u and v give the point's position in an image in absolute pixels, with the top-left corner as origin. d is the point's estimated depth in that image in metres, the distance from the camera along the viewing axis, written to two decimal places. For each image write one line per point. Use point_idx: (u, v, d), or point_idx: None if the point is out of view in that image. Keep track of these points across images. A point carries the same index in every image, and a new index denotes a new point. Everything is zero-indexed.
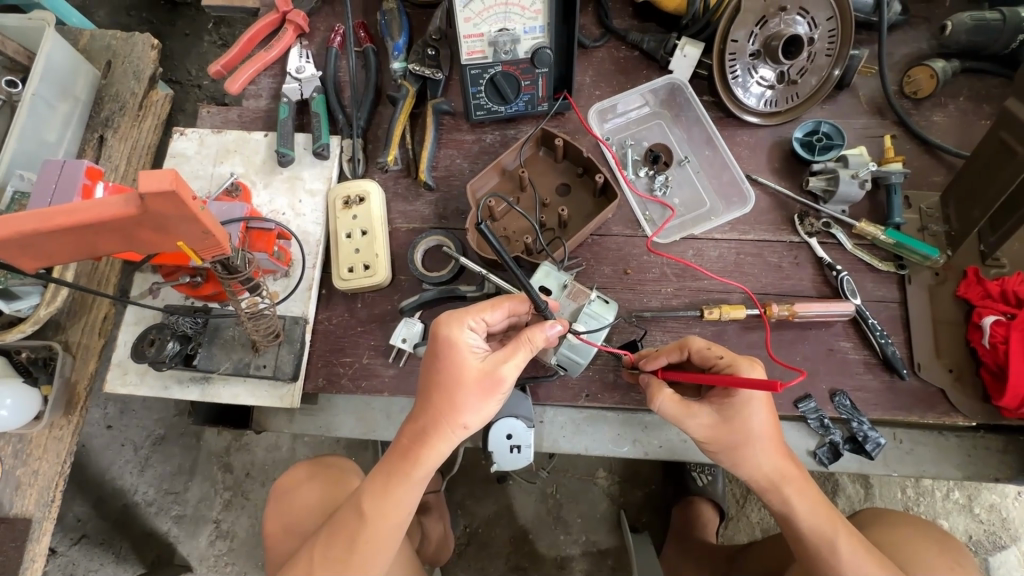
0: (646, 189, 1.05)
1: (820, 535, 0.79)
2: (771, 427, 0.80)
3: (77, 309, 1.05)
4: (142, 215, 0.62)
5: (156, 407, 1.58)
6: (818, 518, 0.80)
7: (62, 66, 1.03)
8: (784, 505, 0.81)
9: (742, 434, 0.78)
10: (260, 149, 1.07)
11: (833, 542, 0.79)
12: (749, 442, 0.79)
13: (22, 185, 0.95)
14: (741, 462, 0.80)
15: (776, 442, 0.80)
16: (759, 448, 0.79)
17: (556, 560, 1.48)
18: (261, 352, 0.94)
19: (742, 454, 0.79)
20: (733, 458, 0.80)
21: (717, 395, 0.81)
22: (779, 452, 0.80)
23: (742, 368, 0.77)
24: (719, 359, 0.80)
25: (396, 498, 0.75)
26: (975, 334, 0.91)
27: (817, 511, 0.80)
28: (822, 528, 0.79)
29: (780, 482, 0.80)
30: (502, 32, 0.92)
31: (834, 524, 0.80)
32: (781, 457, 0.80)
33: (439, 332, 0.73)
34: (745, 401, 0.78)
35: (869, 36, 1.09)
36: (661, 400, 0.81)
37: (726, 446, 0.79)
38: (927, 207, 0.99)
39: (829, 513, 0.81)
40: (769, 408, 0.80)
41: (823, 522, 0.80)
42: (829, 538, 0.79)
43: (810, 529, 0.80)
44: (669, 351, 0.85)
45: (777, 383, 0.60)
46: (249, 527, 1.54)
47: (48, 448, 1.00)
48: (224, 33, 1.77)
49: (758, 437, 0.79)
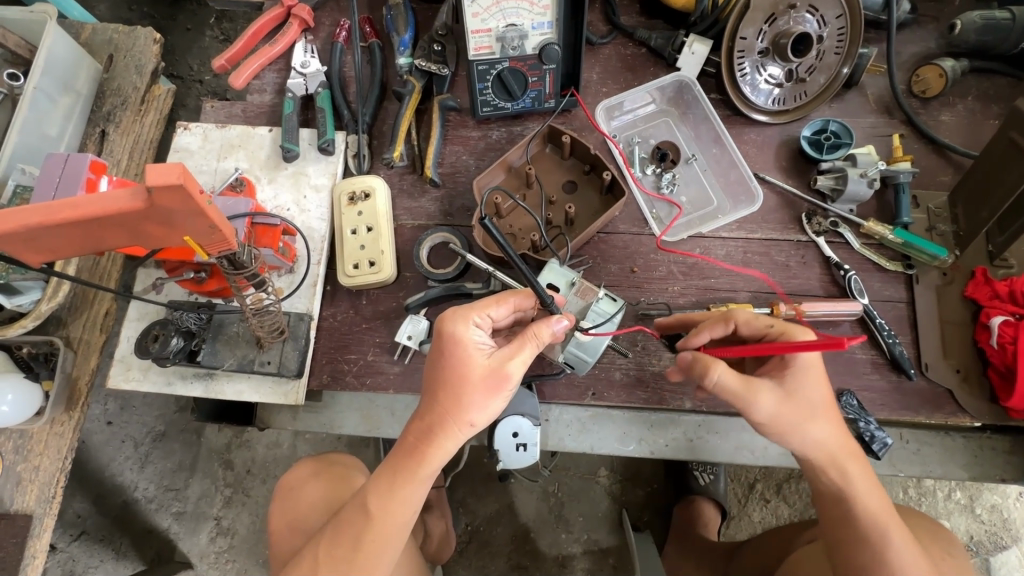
0: (652, 187, 1.04)
1: (875, 520, 0.78)
2: (829, 399, 0.80)
3: (78, 304, 1.04)
4: (148, 209, 0.61)
5: (157, 403, 1.57)
6: (875, 502, 0.79)
7: (63, 59, 1.02)
8: (842, 483, 0.80)
9: (806, 407, 0.78)
10: (264, 145, 1.06)
11: (886, 528, 0.78)
12: (812, 415, 0.78)
13: (24, 179, 0.95)
14: (804, 439, 0.79)
15: (835, 415, 0.80)
16: (821, 422, 0.78)
17: (557, 559, 1.48)
18: (265, 348, 0.93)
19: (806, 430, 0.78)
20: (795, 436, 0.79)
21: (773, 369, 0.81)
22: (841, 429, 0.80)
23: (796, 334, 0.77)
24: (769, 327, 0.79)
25: (402, 497, 0.75)
26: (983, 334, 0.90)
27: (876, 495, 0.80)
28: (878, 513, 0.79)
29: (844, 458, 0.80)
30: (510, 27, 0.92)
31: (888, 511, 0.79)
32: (844, 435, 0.80)
33: (444, 329, 0.72)
34: (804, 369, 0.79)
35: (877, 35, 1.08)
36: (718, 372, 0.77)
37: (791, 422, 0.78)
38: (935, 207, 0.99)
39: (883, 500, 0.80)
40: (824, 379, 0.80)
41: (879, 508, 0.79)
42: (884, 524, 0.78)
43: (865, 512, 0.79)
44: (713, 325, 0.83)
45: (841, 337, 0.56)
46: (249, 524, 1.53)
47: (48, 444, 1.00)
48: (225, 28, 1.76)
49: (820, 409, 0.78)
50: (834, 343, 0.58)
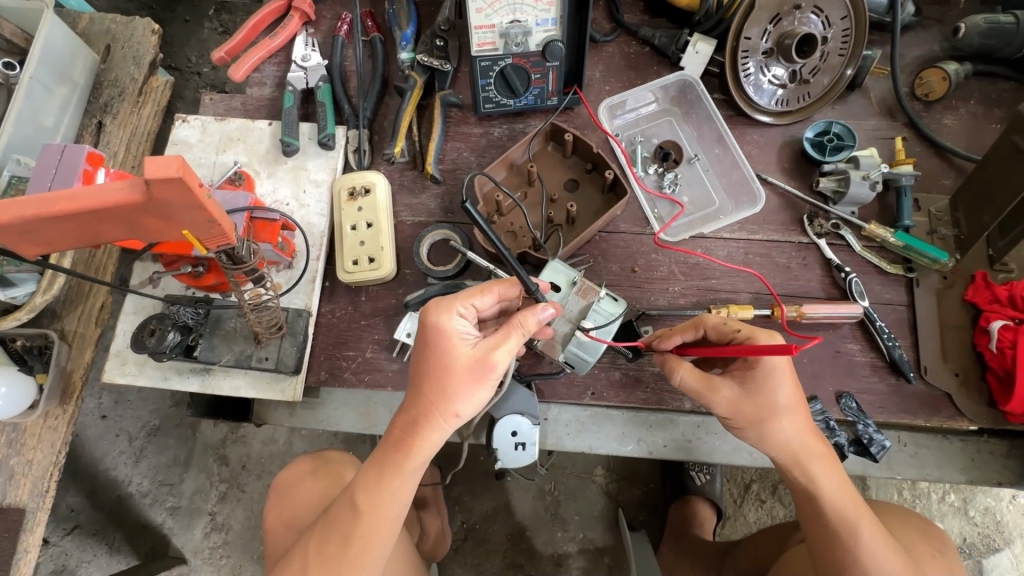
0: (655, 187, 1.03)
1: (842, 518, 0.78)
2: (797, 399, 0.79)
3: (73, 297, 1.03)
4: (147, 202, 0.61)
5: (152, 398, 1.56)
6: (841, 499, 0.79)
7: (60, 49, 1.01)
8: (809, 483, 0.80)
9: (768, 407, 0.78)
10: (263, 139, 1.05)
11: (855, 527, 0.77)
12: (788, 409, 0.78)
13: (19, 170, 0.94)
14: (768, 435, 0.79)
15: (802, 416, 0.79)
16: (785, 421, 0.78)
17: (552, 558, 1.48)
18: (263, 344, 0.92)
19: (768, 428, 0.79)
20: (770, 431, 0.79)
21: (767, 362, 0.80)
22: (808, 428, 0.80)
23: (762, 339, 0.76)
24: (737, 331, 0.78)
25: (390, 491, 0.74)
26: (982, 338, 0.90)
27: (843, 494, 0.79)
28: (846, 511, 0.78)
29: (807, 458, 0.79)
30: (513, 24, 0.91)
31: (858, 508, 0.78)
32: (810, 434, 0.80)
33: (428, 319, 0.72)
34: (768, 373, 0.78)
35: (882, 37, 1.08)
36: (682, 374, 0.81)
37: (751, 419, 0.79)
38: (937, 210, 0.99)
39: (854, 499, 0.79)
40: (793, 381, 0.79)
41: (848, 506, 0.78)
42: (851, 523, 0.77)
43: (833, 509, 0.78)
44: (683, 330, 0.83)
45: (793, 345, 0.58)
46: (244, 520, 1.52)
47: (42, 438, 0.98)
48: (225, 20, 1.74)
49: (782, 410, 0.78)
50: (788, 349, 0.60)
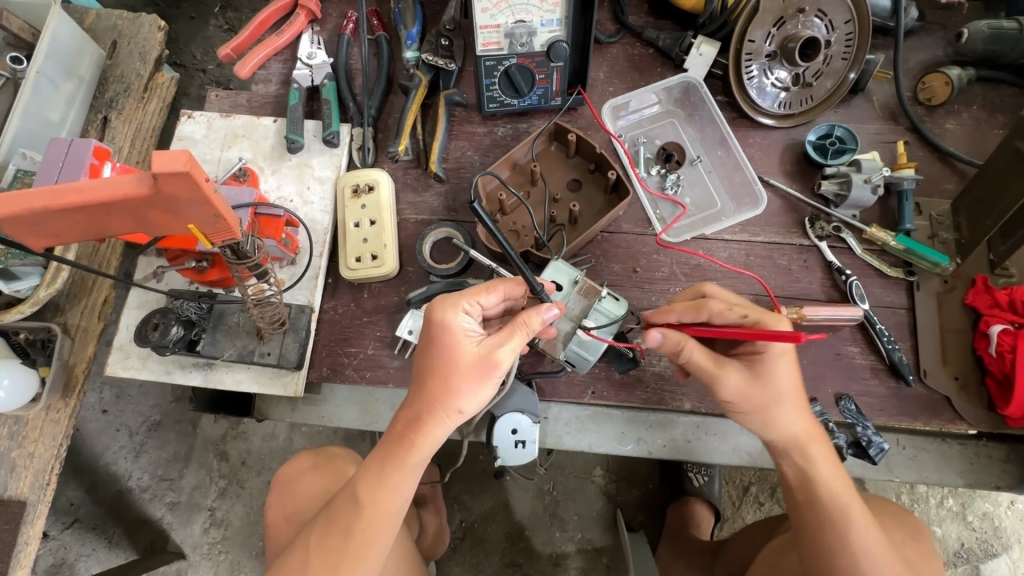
0: (657, 188, 1.04)
1: (836, 501, 0.78)
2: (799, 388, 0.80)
3: (76, 291, 1.03)
4: (154, 195, 0.61)
5: (152, 393, 1.57)
6: (836, 483, 0.79)
7: (66, 45, 1.01)
8: (805, 464, 0.80)
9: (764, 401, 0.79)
10: (268, 135, 1.06)
11: (846, 510, 0.77)
12: (778, 403, 0.79)
13: (24, 163, 0.95)
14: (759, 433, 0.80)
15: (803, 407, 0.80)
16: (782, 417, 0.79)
17: (551, 557, 1.48)
18: (266, 339, 0.92)
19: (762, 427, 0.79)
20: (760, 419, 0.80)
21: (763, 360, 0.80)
22: (807, 414, 0.81)
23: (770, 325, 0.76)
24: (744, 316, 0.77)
25: (392, 486, 0.75)
26: (982, 342, 0.91)
27: (837, 478, 0.80)
28: (840, 495, 0.78)
29: (807, 441, 0.80)
30: (517, 24, 0.92)
31: (850, 494, 0.79)
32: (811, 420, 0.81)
33: (433, 315, 0.72)
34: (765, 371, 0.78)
35: (885, 41, 1.09)
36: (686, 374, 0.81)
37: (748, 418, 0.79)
38: (938, 214, 0.99)
39: (847, 485, 0.80)
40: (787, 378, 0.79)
41: (843, 491, 0.79)
42: (844, 506, 0.78)
43: (826, 492, 0.79)
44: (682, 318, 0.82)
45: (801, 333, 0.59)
46: (243, 516, 1.53)
47: (44, 431, 0.99)
48: (230, 18, 1.75)
49: (778, 406, 0.79)
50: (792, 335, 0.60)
